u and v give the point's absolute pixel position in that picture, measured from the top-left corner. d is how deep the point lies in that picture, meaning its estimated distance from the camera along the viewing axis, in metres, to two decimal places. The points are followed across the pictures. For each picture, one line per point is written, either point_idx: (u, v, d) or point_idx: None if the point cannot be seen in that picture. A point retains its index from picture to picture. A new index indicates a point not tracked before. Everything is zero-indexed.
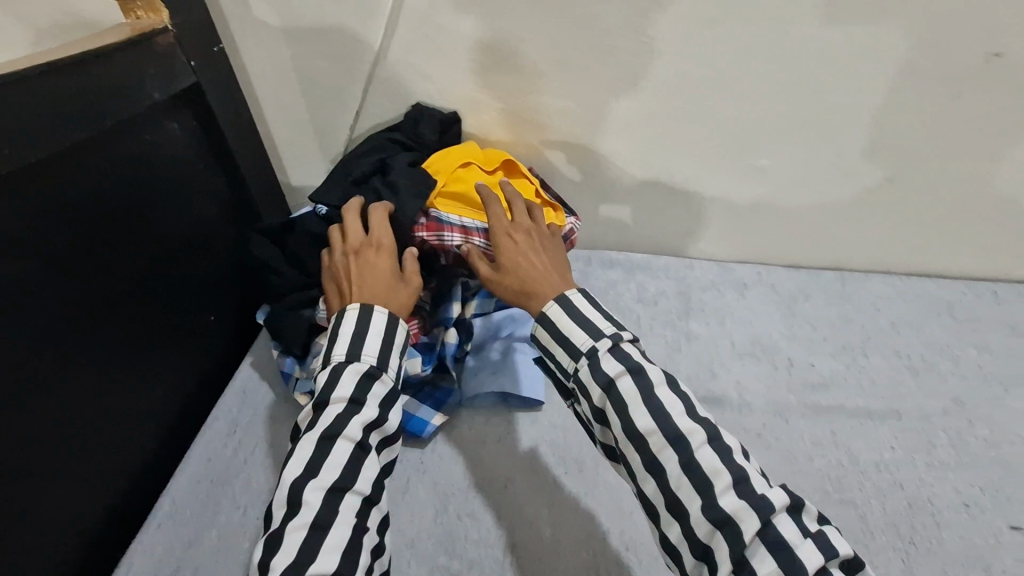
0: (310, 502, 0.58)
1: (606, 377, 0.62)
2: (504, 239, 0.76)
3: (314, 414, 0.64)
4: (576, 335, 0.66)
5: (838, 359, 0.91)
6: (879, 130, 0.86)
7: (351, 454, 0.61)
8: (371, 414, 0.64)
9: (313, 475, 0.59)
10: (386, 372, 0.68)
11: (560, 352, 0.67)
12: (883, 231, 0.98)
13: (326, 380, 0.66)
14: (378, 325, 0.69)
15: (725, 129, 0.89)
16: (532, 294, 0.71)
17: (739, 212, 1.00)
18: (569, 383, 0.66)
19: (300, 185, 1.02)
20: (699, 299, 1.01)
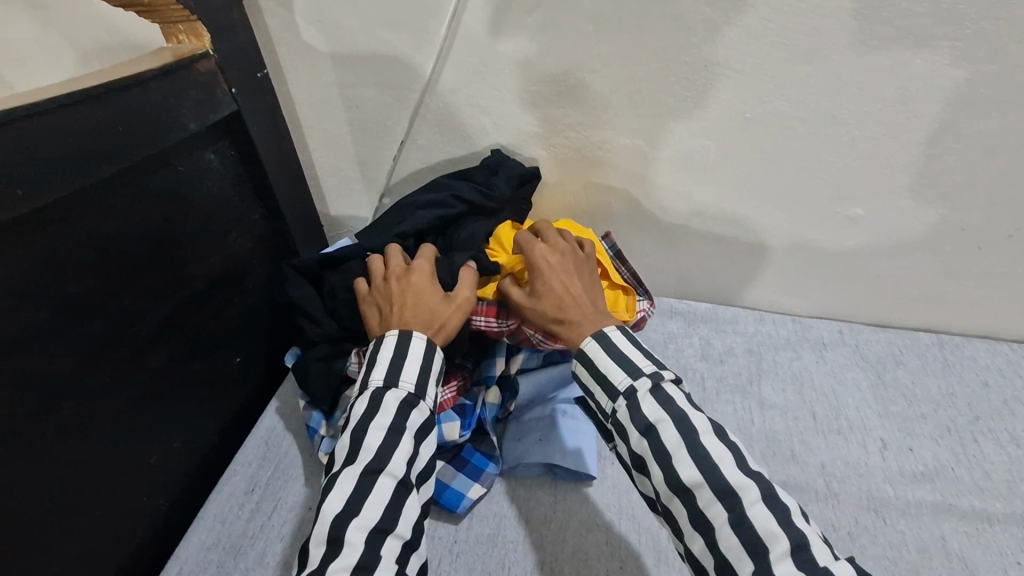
0: (352, 543, 0.53)
1: (645, 420, 0.55)
2: (535, 266, 0.68)
3: (351, 444, 0.58)
4: (614, 373, 0.59)
5: (941, 443, 0.77)
6: (1001, 181, 0.74)
7: (393, 494, 0.55)
8: (410, 448, 0.58)
9: (356, 514, 0.54)
10: (424, 400, 0.62)
11: (597, 391, 0.61)
12: (995, 292, 0.85)
13: (365, 407, 0.60)
14: (416, 351, 0.64)
15: (816, 172, 0.78)
16: (570, 333, 0.65)
17: (824, 264, 0.88)
18: (608, 424, 0.60)
19: (340, 216, 0.97)
20: (773, 360, 0.89)
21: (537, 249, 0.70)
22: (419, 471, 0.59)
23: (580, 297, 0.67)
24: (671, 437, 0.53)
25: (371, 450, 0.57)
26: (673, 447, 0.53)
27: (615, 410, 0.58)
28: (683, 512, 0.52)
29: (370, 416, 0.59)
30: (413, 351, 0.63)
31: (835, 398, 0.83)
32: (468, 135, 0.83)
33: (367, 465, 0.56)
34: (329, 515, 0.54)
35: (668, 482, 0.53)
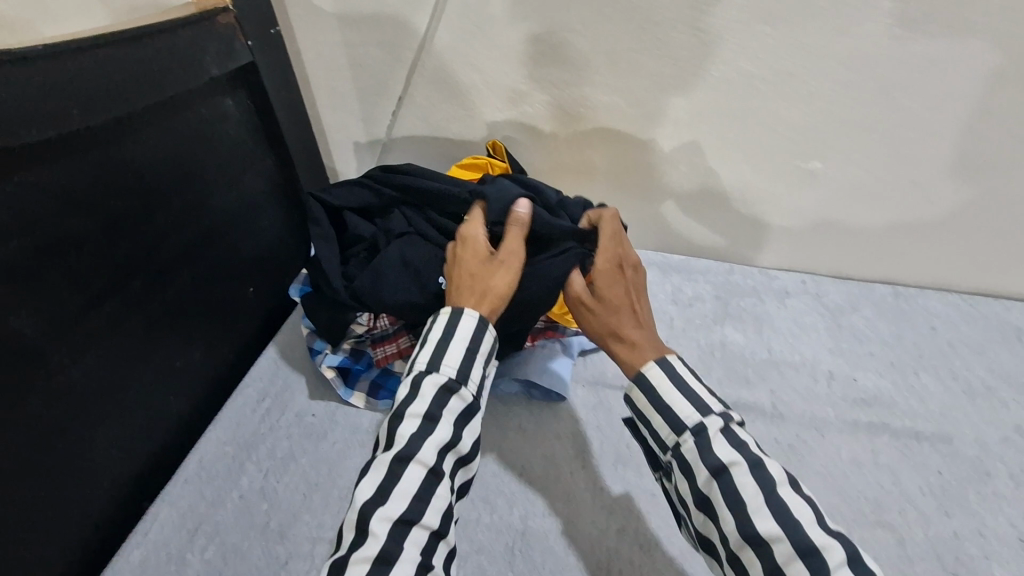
0: (376, 533, 0.52)
1: (718, 461, 0.54)
2: (602, 276, 0.69)
3: (388, 428, 0.58)
4: (680, 407, 0.58)
5: (885, 377, 0.85)
6: (951, 139, 0.79)
7: (423, 482, 0.55)
8: (446, 435, 0.58)
9: (381, 504, 0.54)
10: (466, 386, 0.61)
11: (649, 435, 0.61)
12: (947, 248, 0.92)
13: (408, 390, 0.60)
14: (464, 332, 0.63)
15: (780, 128, 0.84)
16: (626, 354, 0.64)
17: (790, 219, 0.95)
18: (666, 457, 0.59)
19: (345, 171, 1.06)
20: (738, 304, 0.97)
21: (608, 263, 0.69)
22: (455, 455, 0.59)
23: (642, 319, 0.67)
24: (746, 481, 0.52)
25: (403, 437, 0.56)
26: (748, 492, 0.52)
27: (679, 444, 0.57)
28: (757, 564, 0.50)
29: (406, 403, 0.59)
30: (461, 332, 0.63)
31: (792, 339, 0.91)
32: (461, 92, 0.91)
33: (399, 452, 0.56)
34: (358, 501, 0.54)
35: (742, 533, 0.51)
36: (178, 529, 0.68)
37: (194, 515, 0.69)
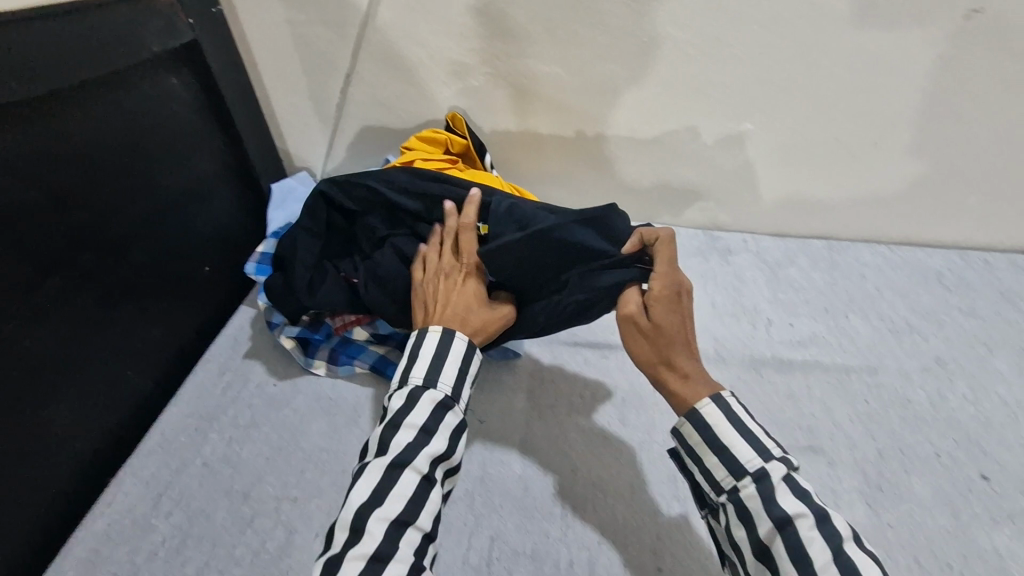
0: (373, 532, 0.53)
1: (783, 513, 0.51)
2: (659, 301, 0.62)
3: (382, 436, 0.58)
4: (741, 449, 0.55)
5: (819, 321, 0.91)
6: (864, 94, 0.86)
7: (418, 487, 0.56)
8: (440, 448, 0.58)
9: (380, 505, 0.54)
10: (458, 403, 0.62)
11: (697, 474, 0.58)
12: (871, 199, 0.98)
13: (403, 402, 0.60)
14: (457, 351, 0.63)
15: (709, 91, 0.89)
16: (678, 386, 0.60)
17: (730, 180, 1.00)
18: (720, 499, 0.56)
19: (298, 153, 1.08)
20: (684, 264, 1.01)
21: (666, 286, 0.63)
22: (447, 467, 0.60)
23: (695, 349, 0.63)
24: (812, 534, 0.50)
25: (398, 446, 0.57)
26: (810, 542, 0.50)
27: (736, 488, 0.54)
28: None
29: (401, 414, 0.59)
30: (454, 353, 0.63)
31: (734, 293, 0.96)
32: (407, 67, 0.93)
33: (394, 458, 0.56)
34: (355, 503, 0.54)
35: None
36: (142, 497, 0.69)
37: (159, 483, 0.70)
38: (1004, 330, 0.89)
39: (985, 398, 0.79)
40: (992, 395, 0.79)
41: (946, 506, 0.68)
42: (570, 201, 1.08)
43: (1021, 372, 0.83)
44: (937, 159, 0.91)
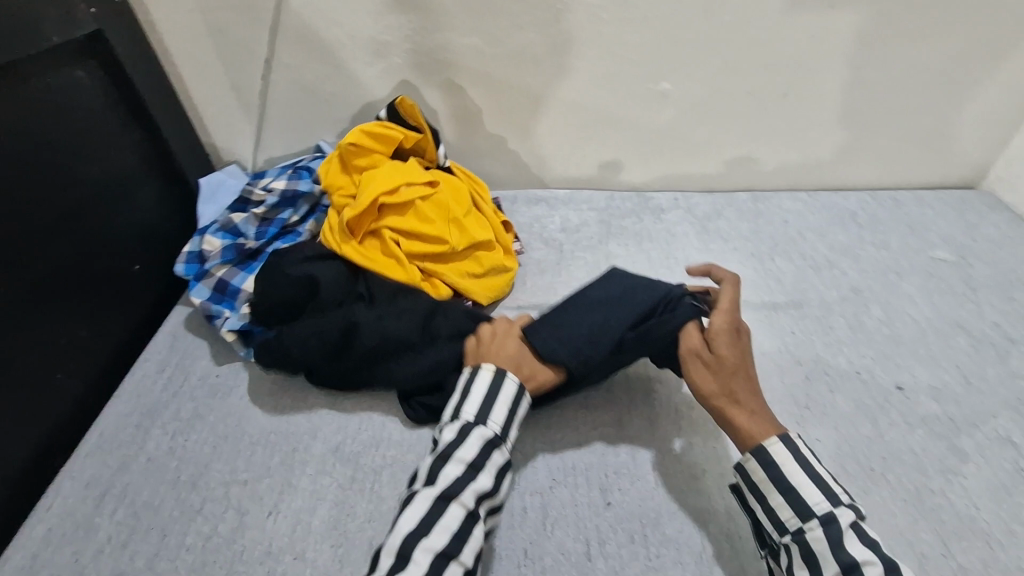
0: (420, 560, 0.51)
1: (852, 559, 0.51)
2: (721, 337, 0.65)
3: (431, 467, 0.58)
4: (810, 492, 0.55)
5: (747, 265, 0.96)
6: (766, 46, 0.91)
7: (465, 521, 0.55)
8: (486, 484, 0.58)
9: (427, 534, 0.53)
10: (504, 442, 0.63)
11: (760, 513, 0.58)
12: (785, 148, 1.05)
13: (455, 435, 0.61)
14: (507, 394, 0.64)
15: (625, 53, 0.92)
16: (744, 422, 0.61)
17: (654, 140, 1.04)
18: (784, 540, 0.56)
19: (225, 147, 1.05)
20: (620, 225, 1.04)
21: (727, 322, 0.66)
22: (490, 505, 0.59)
23: (756, 385, 0.64)
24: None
25: (449, 477, 0.57)
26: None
27: (803, 530, 0.55)
28: None
29: (453, 447, 0.59)
30: (505, 393, 0.64)
31: (668, 248, 1.00)
32: (327, 49, 0.93)
33: (445, 489, 0.56)
34: (402, 530, 0.53)
35: None
36: (82, 500, 0.67)
37: (100, 484, 0.68)
38: (912, 257, 0.96)
39: (897, 318, 0.86)
40: (903, 315, 0.86)
41: (867, 417, 0.73)
42: (506, 173, 1.10)
43: (927, 293, 0.89)
44: (838, 104, 0.98)
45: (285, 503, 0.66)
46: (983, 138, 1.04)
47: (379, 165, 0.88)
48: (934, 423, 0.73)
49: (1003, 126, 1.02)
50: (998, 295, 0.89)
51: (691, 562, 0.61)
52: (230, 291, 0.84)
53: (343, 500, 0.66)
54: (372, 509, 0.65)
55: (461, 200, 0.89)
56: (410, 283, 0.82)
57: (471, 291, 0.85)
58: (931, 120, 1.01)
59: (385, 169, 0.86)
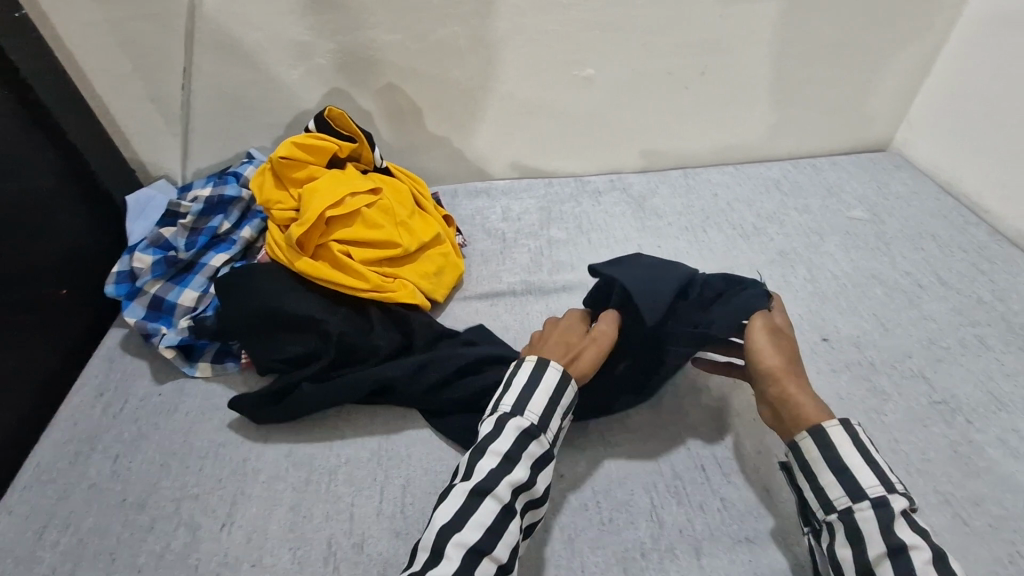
0: (450, 556, 0.52)
1: (900, 542, 0.50)
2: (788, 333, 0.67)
3: (468, 460, 0.59)
4: (865, 475, 0.54)
5: (681, 238, 1.00)
6: (680, 26, 0.95)
7: (498, 516, 0.55)
8: (523, 475, 0.58)
9: (459, 530, 0.53)
10: (544, 432, 0.61)
11: (807, 491, 0.57)
12: (709, 124, 1.09)
13: (491, 427, 0.61)
14: (548, 383, 0.63)
15: (547, 40, 0.95)
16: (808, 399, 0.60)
17: (586, 124, 1.06)
18: (829, 519, 0.55)
19: (150, 161, 1.02)
20: (560, 210, 1.06)
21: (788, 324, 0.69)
22: (528, 497, 0.58)
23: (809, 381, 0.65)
24: (926, 568, 0.48)
25: (483, 471, 0.57)
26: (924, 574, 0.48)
27: (852, 510, 0.53)
28: None
29: (489, 440, 0.60)
30: (545, 383, 0.63)
31: (607, 228, 1.03)
32: (248, 54, 0.92)
33: (477, 485, 0.56)
34: (436, 524, 0.54)
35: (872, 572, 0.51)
36: (23, 533, 0.64)
37: (41, 515, 0.66)
38: (832, 218, 1.02)
39: (820, 276, 0.91)
40: (826, 272, 0.92)
41: None
42: (443, 168, 1.11)
43: (846, 250, 0.96)
44: (752, 78, 1.04)
45: (239, 513, 0.65)
46: (886, 102, 1.11)
47: (318, 176, 0.84)
48: (856, 367, 0.78)
49: (901, 91, 1.10)
50: (908, 246, 0.96)
51: (643, 521, 0.64)
52: (166, 307, 0.82)
53: (299, 503, 0.66)
54: (329, 508, 0.65)
55: (405, 202, 0.88)
56: (362, 291, 0.79)
57: (431, 291, 0.84)
58: (838, 89, 1.08)
59: (324, 181, 0.83)
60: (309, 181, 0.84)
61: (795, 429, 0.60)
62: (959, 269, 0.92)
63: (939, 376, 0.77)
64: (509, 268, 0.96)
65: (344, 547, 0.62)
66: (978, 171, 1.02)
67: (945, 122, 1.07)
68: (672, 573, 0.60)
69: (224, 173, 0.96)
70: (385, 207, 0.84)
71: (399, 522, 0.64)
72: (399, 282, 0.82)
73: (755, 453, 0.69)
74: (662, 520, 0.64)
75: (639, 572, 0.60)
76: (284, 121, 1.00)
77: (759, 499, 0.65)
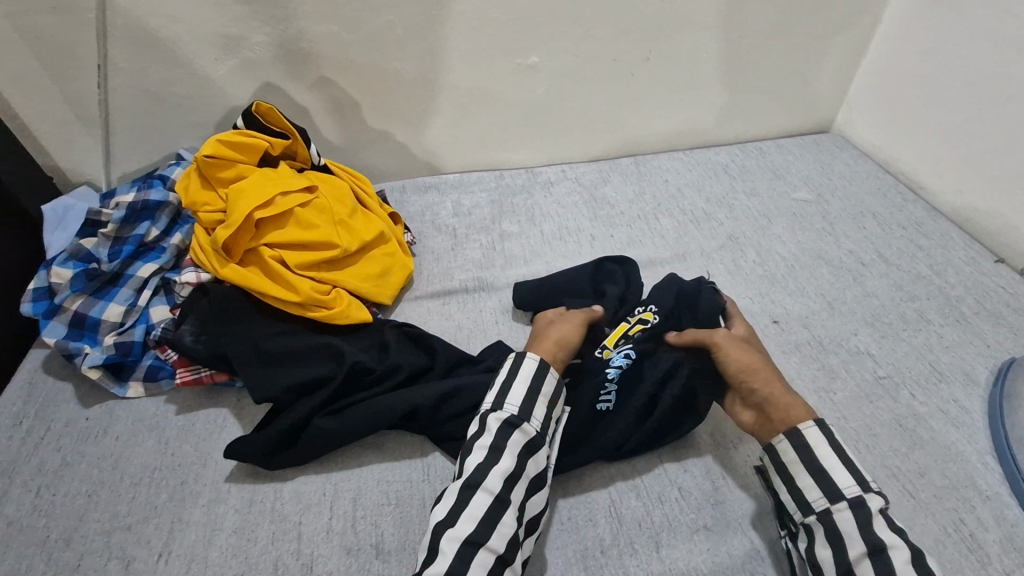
0: (445, 551, 0.52)
1: (880, 541, 0.52)
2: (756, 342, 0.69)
3: (459, 462, 0.59)
4: (840, 475, 0.56)
5: (633, 227, 0.99)
6: (624, 12, 0.94)
7: (490, 508, 0.54)
8: (509, 465, 0.57)
9: (452, 524, 0.53)
10: (528, 421, 0.60)
11: (783, 492, 0.59)
12: (658, 110, 1.09)
13: (477, 426, 0.61)
14: (526, 373, 0.63)
15: (490, 29, 0.92)
16: (788, 402, 0.62)
17: (534, 113, 1.04)
18: (806, 519, 0.56)
19: (67, 166, 0.94)
20: (512, 203, 1.04)
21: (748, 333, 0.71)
22: (522, 486, 0.57)
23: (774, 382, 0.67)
24: (906, 569, 0.50)
25: (470, 466, 0.57)
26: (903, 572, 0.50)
27: (830, 510, 0.55)
28: None
29: (474, 437, 0.59)
30: (521, 373, 0.63)
31: (558, 219, 1.01)
32: (170, 49, 0.85)
33: (466, 480, 0.56)
34: (433, 522, 0.54)
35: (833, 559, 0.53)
36: None
37: None
38: (778, 200, 1.04)
39: (769, 258, 0.92)
40: (774, 254, 0.93)
41: None
42: (389, 163, 1.07)
43: (793, 232, 0.97)
44: (698, 63, 1.03)
45: (177, 541, 0.61)
46: (827, 83, 1.13)
47: (247, 175, 0.79)
48: (806, 347, 0.79)
49: (841, 72, 1.12)
50: (851, 225, 0.98)
51: (602, 517, 0.63)
52: (89, 324, 0.76)
53: (242, 526, 0.62)
54: (275, 529, 0.62)
55: (344, 200, 0.84)
56: (293, 299, 0.74)
57: (374, 294, 0.81)
58: (781, 71, 1.09)
59: (253, 180, 0.78)
60: (237, 180, 0.79)
61: (776, 432, 0.61)
62: (898, 246, 0.95)
63: (884, 352, 0.79)
64: (460, 264, 0.93)
65: (292, 569, 0.59)
66: (914, 149, 1.05)
67: (882, 103, 1.10)
68: (631, 568, 0.59)
69: (150, 175, 0.90)
70: (318, 209, 0.80)
71: (350, 538, 0.61)
72: (338, 286, 0.78)
73: (710, 440, 0.69)
74: (620, 515, 0.63)
75: (599, 569, 0.59)
76: (215, 119, 0.94)
77: (716, 486, 0.65)
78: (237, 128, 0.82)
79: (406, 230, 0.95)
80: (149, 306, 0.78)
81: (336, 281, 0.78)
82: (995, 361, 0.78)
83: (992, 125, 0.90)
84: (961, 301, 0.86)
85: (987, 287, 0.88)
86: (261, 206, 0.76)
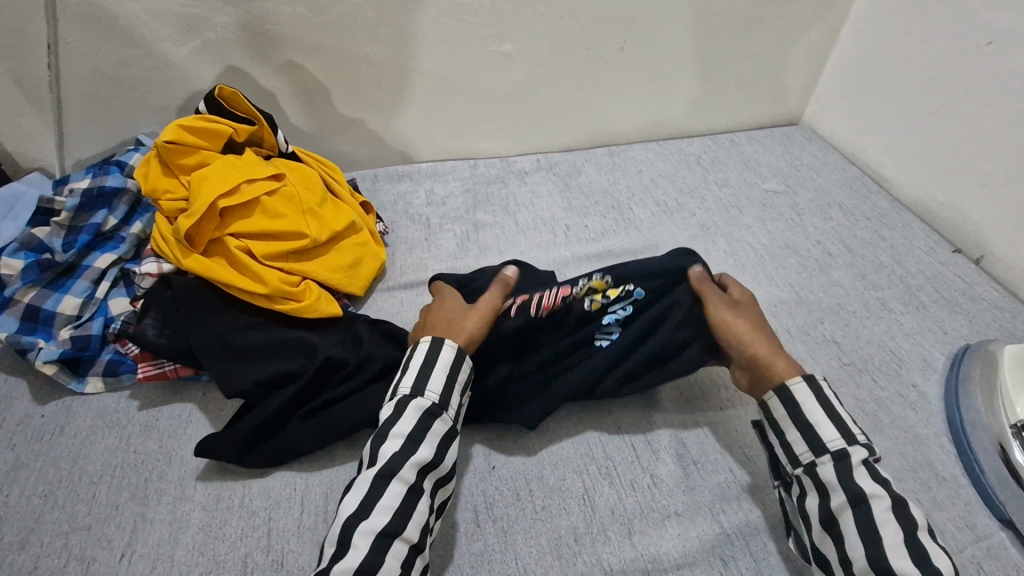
0: (358, 545, 0.51)
1: (861, 491, 0.53)
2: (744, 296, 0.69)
3: (371, 448, 0.57)
4: (825, 429, 0.57)
5: (608, 217, 0.99)
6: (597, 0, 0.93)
7: (405, 498, 0.53)
8: (426, 455, 0.56)
9: (364, 517, 0.52)
10: (446, 410, 0.60)
11: (776, 447, 0.60)
12: (632, 100, 1.09)
13: (391, 412, 0.59)
14: (446, 360, 0.61)
15: (461, 14, 0.90)
16: (775, 360, 0.62)
17: (508, 102, 1.03)
18: (796, 472, 0.58)
19: (18, 151, 0.89)
20: (486, 192, 1.03)
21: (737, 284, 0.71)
22: (435, 476, 0.57)
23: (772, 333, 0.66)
24: (886, 515, 0.52)
25: (385, 456, 0.55)
26: (883, 521, 0.51)
27: (815, 463, 0.56)
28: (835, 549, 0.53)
29: (388, 424, 0.57)
30: (443, 361, 0.61)
31: (534, 209, 1.01)
32: (124, 28, 0.81)
33: (382, 469, 0.54)
34: (342, 515, 0.53)
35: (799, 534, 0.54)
36: None
37: None
38: (747, 191, 1.05)
39: (739, 248, 0.94)
40: (745, 244, 0.95)
41: None
42: (361, 151, 1.04)
43: (763, 222, 0.99)
44: (672, 54, 1.04)
45: (140, 539, 0.59)
46: (796, 75, 1.15)
47: (211, 162, 0.77)
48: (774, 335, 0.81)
49: (810, 65, 1.14)
50: (818, 216, 1.01)
51: (576, 506, 0.63)
52: (43, 317, 0.72)
53: (208, 523, 0.60)
54: (243, 525, 0.60)
55: (314, 189, 0.82)
56: (259, 290, 0.72)
57: (345, 285, 0.79)
58: (753, 63, 1.10)
59: (217, 167, 0.75)
60: (201, 167, 0.77)
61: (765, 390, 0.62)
62: (863, 236, 0.97)
63: (849, 339, 0.81)
64: (434, 254, 0.92)
65: (260, 566, 0.58)
66: (879, 141, 1.07)
67: (848, 96, 1.12)
68: (605, 554, 0.60)
69: (106, 161, 0.86)
70: (287, 197, 0.78)
71: (321, 533, 0.60)
72: (308, 278, 0.76)
73: (682, 428, 0.70)
74: (594, 503, 0.63)
75: (573, 558, 0.59)
76: (175, 103, 0.90)
77: (687, 473, 0.66)
78: (198, 112, 0.79)
79: (378, 219, 0.94)
80: (108, 298, 0.75)
81: (306, 272, 0.76)
82: (952, 348, 0.81)
83: (951, 118, 0.93)
84: (920, 289, 0.89)
85: (945, 277, 0.91)
86: (226, 193, 0.73)
